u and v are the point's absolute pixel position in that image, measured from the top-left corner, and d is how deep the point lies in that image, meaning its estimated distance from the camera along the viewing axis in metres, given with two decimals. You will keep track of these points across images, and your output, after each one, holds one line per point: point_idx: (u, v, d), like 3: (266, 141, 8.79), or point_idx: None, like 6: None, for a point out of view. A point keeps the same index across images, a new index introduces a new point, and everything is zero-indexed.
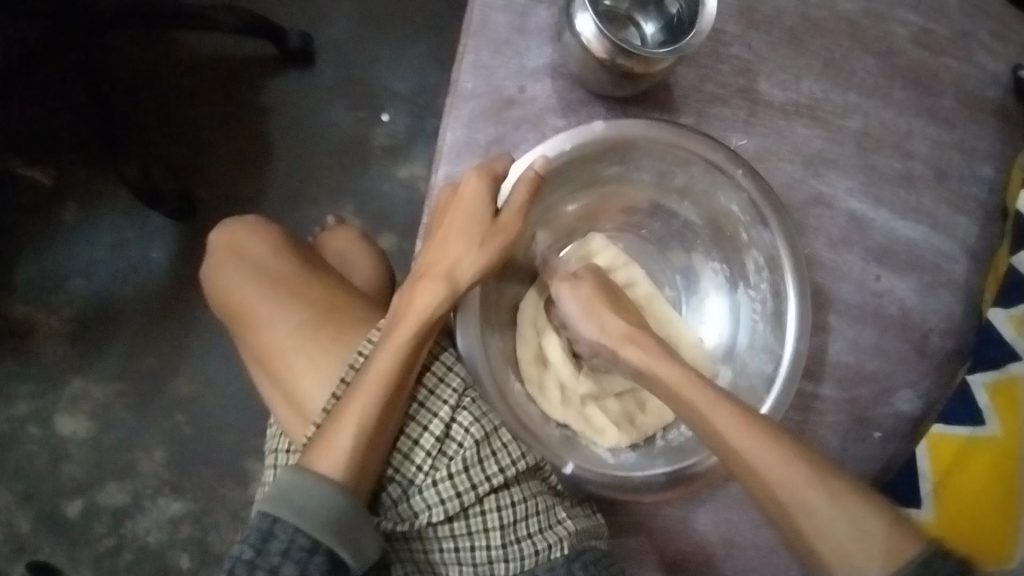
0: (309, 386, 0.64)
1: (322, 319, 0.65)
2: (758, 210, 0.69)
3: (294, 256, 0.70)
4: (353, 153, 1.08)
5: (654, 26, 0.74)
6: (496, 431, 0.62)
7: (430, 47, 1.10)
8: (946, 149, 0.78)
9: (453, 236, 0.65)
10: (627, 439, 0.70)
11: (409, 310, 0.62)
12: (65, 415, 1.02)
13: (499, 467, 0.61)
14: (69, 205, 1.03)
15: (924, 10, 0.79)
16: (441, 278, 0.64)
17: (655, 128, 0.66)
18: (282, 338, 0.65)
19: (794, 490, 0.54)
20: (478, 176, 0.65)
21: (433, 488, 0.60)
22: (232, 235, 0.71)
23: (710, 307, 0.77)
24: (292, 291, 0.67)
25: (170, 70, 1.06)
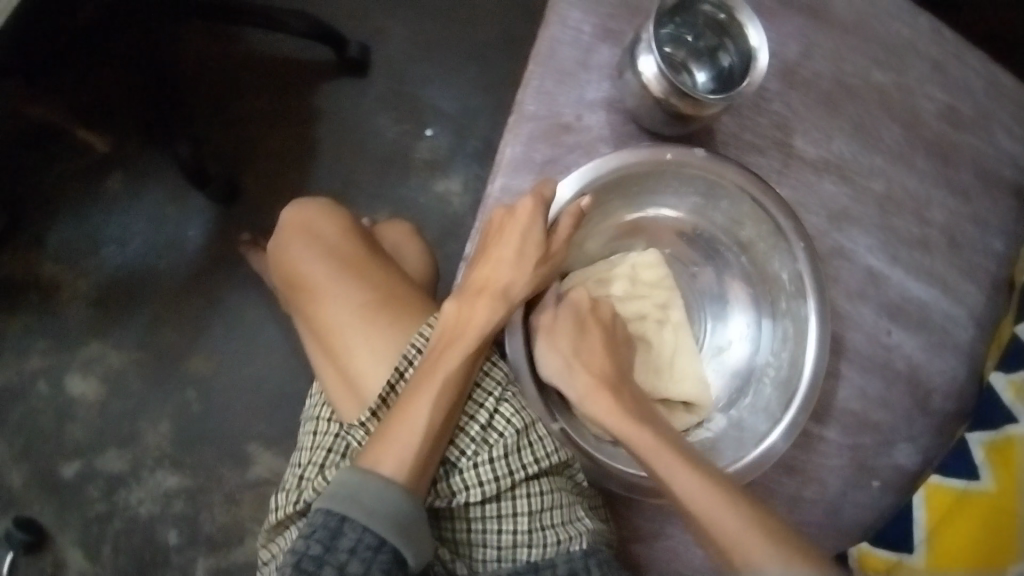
0: (365, 364, 0.66)
1: (383, 303, 0.68)
2: (802, 286, 0.72)
3: (360, 240, 0.73)
4: (394, 163, 1.12)
5: (705, 75, 0.79)
6: (534, 424, 0.65)
7: (479, 71, 1.15)
8: (960, 220, 0.83)
9: (507, 261, 0.67)
10: (613, 435, 0.70)
11: (464, 328, 0.64)
12: (77, 375, 1.03)
13: (535, 458, 0.63)
14: (115, 174, 1.06)
15: (951, 89, 0.84)
16: (497, 300, 0.66)
17: (742, 176, 0.69)
18: (343, 315, 0.68)
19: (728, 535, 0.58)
20: (532, 202, 0.66)
21: (474, 469, 0.63)
22: (304, 212, 0.74)
23: (731, 331, 0.78)
24: (359, 273, 0.70)
25: (232, 65, 1.11)
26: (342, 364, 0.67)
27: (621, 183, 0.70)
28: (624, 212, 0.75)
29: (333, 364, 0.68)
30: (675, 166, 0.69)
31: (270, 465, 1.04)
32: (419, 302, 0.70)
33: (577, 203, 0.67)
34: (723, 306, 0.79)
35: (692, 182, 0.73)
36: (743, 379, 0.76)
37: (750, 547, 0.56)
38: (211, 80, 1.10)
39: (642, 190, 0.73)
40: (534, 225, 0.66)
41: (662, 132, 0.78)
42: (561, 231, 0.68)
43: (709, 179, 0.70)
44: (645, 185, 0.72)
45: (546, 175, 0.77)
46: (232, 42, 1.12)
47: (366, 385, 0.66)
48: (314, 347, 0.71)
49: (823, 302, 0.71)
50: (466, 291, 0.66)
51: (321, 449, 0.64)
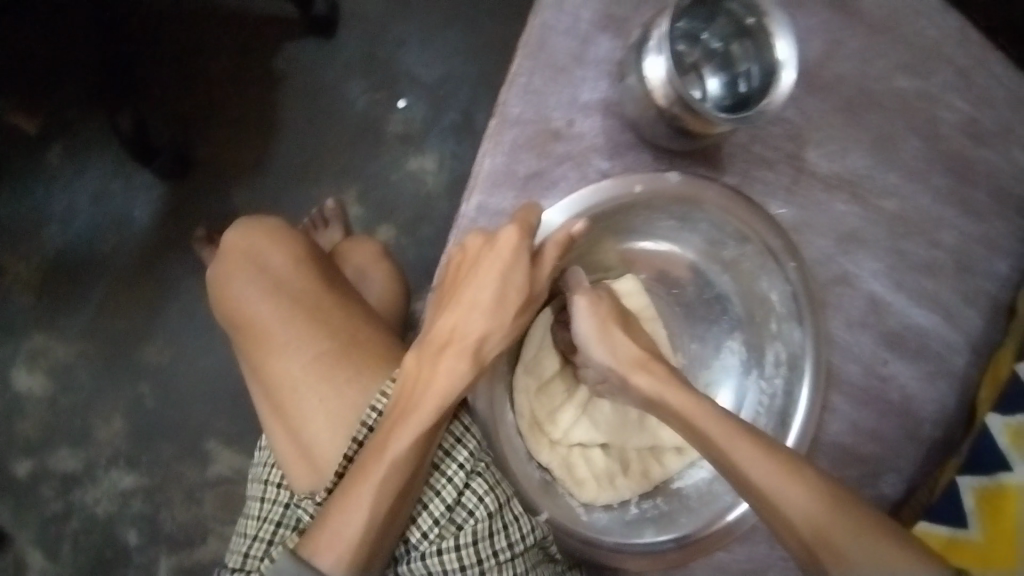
0: (317, 433, 0.57)
1: (342, 354, 0.59)
2: (800, 310, 0.65)
3: (319, 273, 0.63)
4: (363, 137, 1.03)
5: (716, 82, 0.69)
6: (509, 502, 0.57)
7: (459, 34, 1.04)
8: (971, 241, 0.78)
9: (481, 307, 0.58)
10: (604, 497, 0.64)
11: (426, 391, 0.55)
12: (22, 369, 0.96)
13: (509, 542, 0.55)
14: (55, 146, 0.97)
15: (976, 97, 0.77)
16: (464, 358, 0.57)
17: (727, 196, 0.63)
18: (294, 371, 0.59)
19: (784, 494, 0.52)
20: (517, 231, 0.58)
21: (437, 557, 0.54)
22: (251, 236, 0.63)
23: (719, 379, 0.72)
24: (313, 318, 0.60)
25: (185, 21, 1.00)
26: (293, 428, 0.58)
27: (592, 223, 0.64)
28: (610, 245, 0.69)
29: (282, 423, 0.59)
30: (648, 196, 0.63)
31: (231, 463, 0.99)
32: (386, 350, 0.61)
33: (569, 228, 0.60)
34: (714, 335, 0.73)
35: (664, 209, 0.65)
36: None
37: (799, 518, 0.51)
38: (162, 39, 1.00)
39: (623, 221, 0.67)
40: (517, 262, 0.58)
41: (664, 145, 0.69)
42: (546, 258, 0.60)
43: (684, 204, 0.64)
44: (617, 220, 0.66)
45: (530, 189, 0.69)
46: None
47: (318, 453, 0.57)
48: (261, 400, 0.61)
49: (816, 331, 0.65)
50: (433, 343, 0.57)
51: (268, 523, 0.57)
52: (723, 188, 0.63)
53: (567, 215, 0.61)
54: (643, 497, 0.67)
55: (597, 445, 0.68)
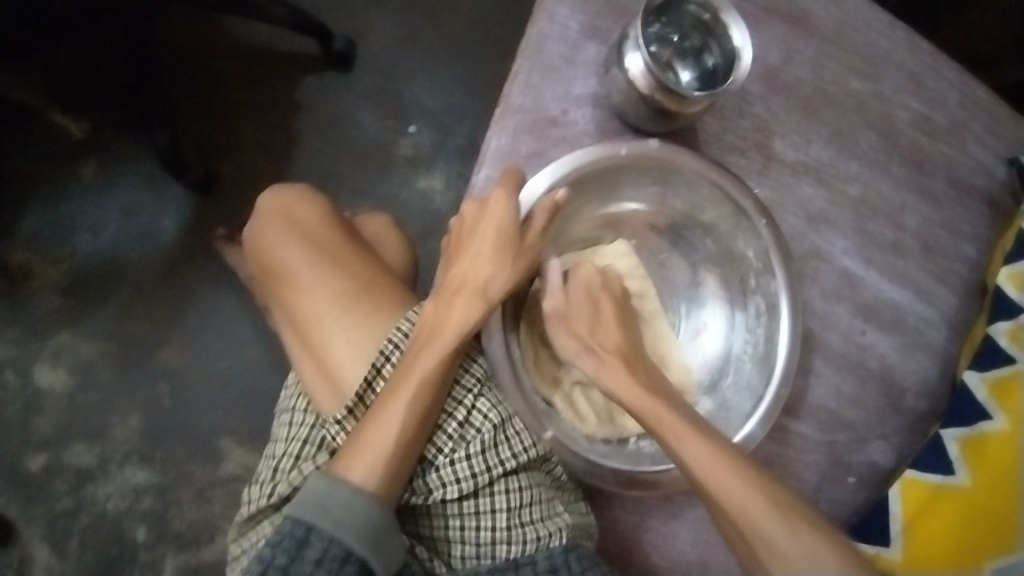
0: (340, 359, 0.65)
1: (362, 293, 0.67)
2: (769, 261, 0.72)
3: (342, 230, 0.72)
4: (376, 158, 1.12)
5: (689, 74, 0.79)
6: (511, 420, 0.65)
7: (463, 69, 1.16)
8: (934, 225, 0.86)
9: (485, 258, 0.67)
10: (603, 431, 0.70)
11: (443, 327, 0.63)
12: (45, 366, 1.01)
13: (512, 453, 0.64)
14: (89, 162, 1.04)
15: (926, 98, 0.87)
16: (476, 298, 0.65)
17: (700, 161, 0.69)
18: (320, 307, 0.67)
19: (747, 513, 0.58)
20: (505, 191, 0.65)
21: (450, 467, 0.63)
22: (284, 198, 0.73)
23: (708, 320, 0.79)
24: (337, 262, 0.69)
25: (213, 54, 1.10)
26: (319, 357, 0.66)
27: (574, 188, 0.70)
28: (600, 207, 0.76)
29: (309, 354, 0.67)
30: (630, 160, 0.69)
31: (243, 461, 1.03)
32: (402, 294, 0.70)
33: (550, 198, 0.66)
34: (699, 292, 0.80)
35: (648, 172, 0.72)
36: (721, 364, 0.77)
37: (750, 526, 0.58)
38: (193, 69, 1.09)
39: (611, 185, 0.74)
40: (508, 219, 0.65)
41: (648, 129, 0.79)
42: (535, 226, 0.67)
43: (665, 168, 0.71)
44: (604, 183, 0.72)
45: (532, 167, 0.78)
46: (214, 28, 1.10)
47: (343, 377, 0.65)
48: (290, 336, 0.69)
49: (790, 282, 0.72)
50: (446, 289, 0.66)
51: (296, 440, 0.64)
52: (698, 158, 0.70)
53: (553, 179, 0.66)
54: (641, 437, 0.71)
55: (595, 385, 0.73)
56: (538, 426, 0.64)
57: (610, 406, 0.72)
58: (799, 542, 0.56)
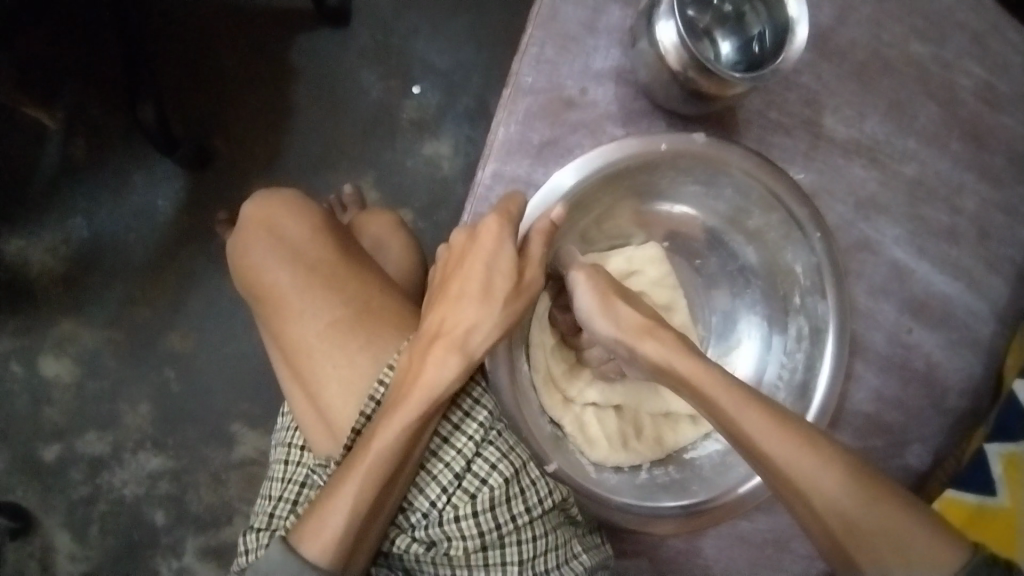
0: (333, 396, 0.61)
1: (355, 322, 0.63)
2: (820, 284, 0.67)
3: (334, 242, 0.66)
4: (380, 123, 1.04)
5: (729, 46, 0.70)
6: (525, 467, 0.58)
7: (473, 19, 1.06)
8: (992, 208, 0.78)
9: (469, 301, 0.59)
10: (615, 459, 0.67)
11: (413, 382, 0.56)
12: (50, 357, 0.98)
13: (526, 505, 0.57)
14: (78, 141, 0.98)
15: (989, 64, 0.77)
16: (454, 350, 0.57)
17: (750, 160, 0.64)
18: (309, 338, 0.62)
19: (818, 482, 0.52)
20: (497, 218, 0.59)
21: (455, 523, 0.56)
22: (269, 208, 0.66)
23: (741, 343, 0.74)
24: (328, 286, 0.63)
25: (200, 14, 1.01)
26: (311, 392, 0.62)
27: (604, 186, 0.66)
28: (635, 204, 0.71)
29: (302, 387, 0.63)
30: (670, 157, 0.64)
31: (257, 445, 1.01)
32: (400, 317, 0.65)
33: (548, 215, 0.60)
34: (733, 305, 0.75)
35: (691, 170, 0.67)
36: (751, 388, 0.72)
37: (808, 486, 0.52)
38: (179, 31, 1.00)
39: (647, 184, 0.69)
40: (499, 251, 0.59)
41: (678, 111, 0.70)
42: (534, 256, 0.60)
43: (709, 166, 0.65)
44: (640, 181, 0.67)
45: (546, 157, 0.70)
46: None
47: (338, 415, 0.61)
48: (281, 363, 0.65)
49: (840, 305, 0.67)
50: (423, 336, 0.58)
51: (293, 482, 0.62)
52: (741, 152, 0.64)
53: (578, 176, 0.62)
54: (655, 464, 0.69)
55: (611, 407, 0.71)
56: (545, 457, 0.61)
57: (620, 433, 0.69)
58: (861, 503, 0.51)
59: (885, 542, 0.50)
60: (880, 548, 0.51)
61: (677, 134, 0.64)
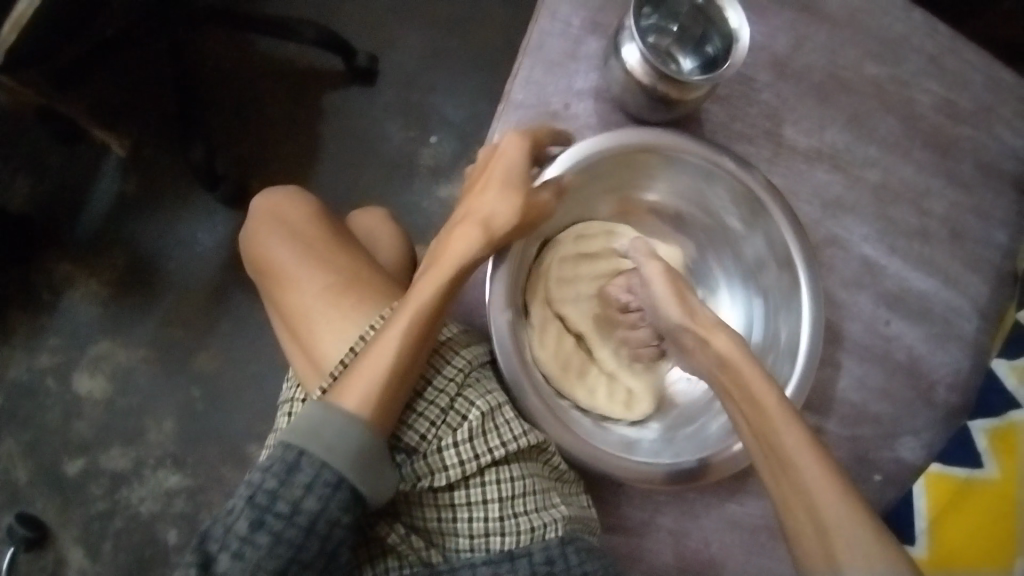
0: (326, 348, 0.67)
1: (346, 286, 0.69)
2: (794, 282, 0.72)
3: (329, 227, 0.74)
4: (399, 168, 1.14)
5: (691, 62, 0.79)
6: (500, 408, 0.64)
7: (484, 80, 1.18)
8: (962, 211, 0.82)
9: (492, 191, 0.66)
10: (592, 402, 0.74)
11: (442, 257, 0.64)
12: (84, 373, 1.05)
13: (502, 441, 0.62)
14: (130, 178, 1.09)
15: (947, 82, 0.83)
16: (476, 227, 0.65)
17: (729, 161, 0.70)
18: (305, 301, 0.69)
19: (816, 481, 0.53)
20: (518, 136, 0.67)
21: (437, 454, 0.61)
22: (274, 201, 0.76)
23: (723, 306, 0.82)
24: (321, 259, 0.70)
25: (244, 73, 1.14)
26: (308, 348, 0.68)
27: (615, 166, 0.73)
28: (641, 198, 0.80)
29: (300, 347, 0.69)
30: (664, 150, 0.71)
31: None
32: (388, 287, 0.71)
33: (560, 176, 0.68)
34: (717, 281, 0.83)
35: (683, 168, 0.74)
36: None
37: (812, 481, 0.53)
38: (225, 87, 1.14)
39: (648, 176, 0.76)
40: (521, 158, 0.67)
41: (648, 118, 0.78)
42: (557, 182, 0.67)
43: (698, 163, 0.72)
44: (638, 170, 0.74)
45: None
46: (244, 49, 1.15)
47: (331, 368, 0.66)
48: (284, 331, 0.71)
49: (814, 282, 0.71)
50: (455, 223, 0.67)
51: None
52: (726, 159, 0.70)
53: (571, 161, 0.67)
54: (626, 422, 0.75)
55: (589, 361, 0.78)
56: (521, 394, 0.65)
57: (560, 363, 0.74)
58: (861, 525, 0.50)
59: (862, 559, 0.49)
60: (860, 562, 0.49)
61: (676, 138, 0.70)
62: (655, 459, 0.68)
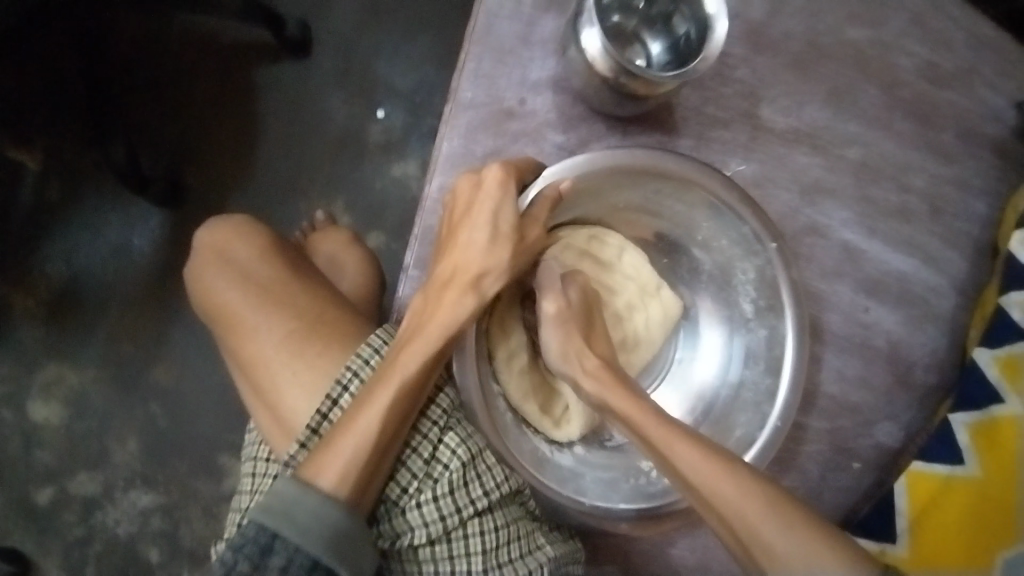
0: (293, 403, 0.62)
1: (311, 329, 0.64)
2: (776, 297, 0.66)
3: (281, 262, 0.68)
4: (346, 149, 1.06)
5: (659, 46, 0.74)
6: (481, 454, 0.61)
7: (431, 43, 1.08)
8: (944, 183, 0.78)
9: (475, 241, 0.62)
10: (547, 422, 0.68)
11: (430, 322, 0.60)
12: (38, 400, 1.00)
13: (484, 490, 0.60)
14: (52, 185, 1.01)
15: (930, 42, 0.78)
16: (466, 292, 0.61)
17: (732, 192, 0.63)
18: (265, 350, 0.63)
19: (723, 492, 0.55)
20: (503, 171, 0.61)
21: (418, 509, 0.59)
22: (219, 235, 0.70)
23: (704, 343, 0.74)
24: (278, 301, 0.65)
25: (161, 54, 1.03)
26: (271, 403, 0.63)
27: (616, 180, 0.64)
28: (640, 229, 0.73)
29: (262, 401, 0.64)
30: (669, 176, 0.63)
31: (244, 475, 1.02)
32: (354, 323, 0.66)
33: (556, 186, 0.61)
34: (698, 317, 0.75)
35: (688, 197, 0.66)
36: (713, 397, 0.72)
37: (720, 494, 0.55)
38: (140, 73, 1.03)
39: (644, 204, 0.69)
40: (504, 198, 0.61)
41: (614, 112, 0.72)
42: (537, 217, 0.62)
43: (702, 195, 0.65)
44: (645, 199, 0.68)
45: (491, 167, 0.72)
46: (157, 27, 1.03)
47: (299, 423, 0.62)
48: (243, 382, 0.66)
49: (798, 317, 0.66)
50: (434, 282, 0.62)
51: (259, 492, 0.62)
52: (734, 186, 0.63)
53: (578, 169, 0.61)
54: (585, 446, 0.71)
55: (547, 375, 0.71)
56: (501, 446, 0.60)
57: (506, 353, 0.68)
58: (785, 528, 0.53)
59: (793, 552, 0.52)
60: (792, 557, 0.52)
61: (690, 166, 0.63)
62: (571, 492, 0.63)
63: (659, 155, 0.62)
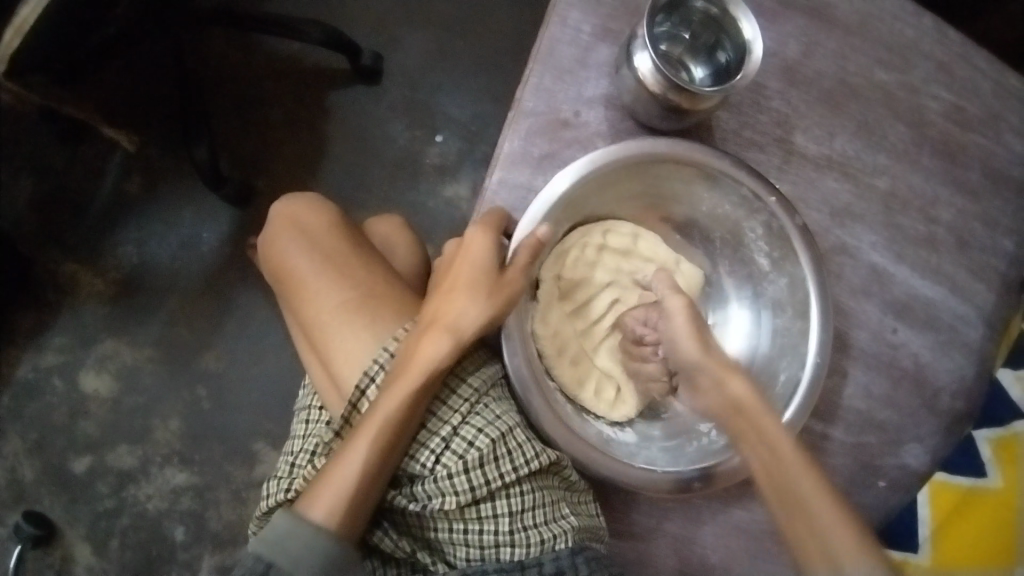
0: (343, 367, 0.67)
1: (364, 300, 0.69)
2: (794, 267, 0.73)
3: (347, 236, 0.74)
4: (405, 167, 1.14)
5: (703, 71, 0.81)
6: (511, 431, 0.63)
7: (491, 80, 1.18)
8: (969, 219, 0.82)
9: (460, 291, 0.65)
10: (603, 407, 0.73)
11: (411, 363, 0.62)
12: (91, 372, 1.05)
13: (513, 466, 0.62)
14: (135, 178, 1.09)
15: (956, 89, 0.84)
16: (444, 335, 0.63)
17: (756, 182, 0.70)
18: (322, 313, 0.69)
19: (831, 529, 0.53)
20: (483, 230, 0.66)
21: (449, 479, 0.61)
22: (296, 208, 0.76)
23: (732, 318, 0.80)
24: (339, 270, 0.71)
25: (247, 71, 1.14)
26: (325, 361, 0.69)
27: (628, 172, 0.70)
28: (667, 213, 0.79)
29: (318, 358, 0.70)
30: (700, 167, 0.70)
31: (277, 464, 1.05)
32: (404, 299, 0.71)
33: (532, 233, 0.65)
34: (726, 296, 0.81)
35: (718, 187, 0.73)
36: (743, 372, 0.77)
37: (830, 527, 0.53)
38: (227, 86, 1.13)
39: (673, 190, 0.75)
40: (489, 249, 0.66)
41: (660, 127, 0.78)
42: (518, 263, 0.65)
43: (721, 180, 0.71)
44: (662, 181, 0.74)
45: (545, 169, 0.78)
46: (247, 48, 1.15)
47: (346, 381, 0.67)
48: (303, 341, 0.72)
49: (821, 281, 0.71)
50: (421, 325, 0.65)
51: (311, 439, 0.67)
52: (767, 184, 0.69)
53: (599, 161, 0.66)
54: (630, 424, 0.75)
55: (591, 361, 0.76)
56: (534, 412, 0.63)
57: (555, 346, 0.72)
58: None
59: None
60: None
61: (713, 155, 0.70)
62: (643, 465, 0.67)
63: (691, 144, 0.68)
